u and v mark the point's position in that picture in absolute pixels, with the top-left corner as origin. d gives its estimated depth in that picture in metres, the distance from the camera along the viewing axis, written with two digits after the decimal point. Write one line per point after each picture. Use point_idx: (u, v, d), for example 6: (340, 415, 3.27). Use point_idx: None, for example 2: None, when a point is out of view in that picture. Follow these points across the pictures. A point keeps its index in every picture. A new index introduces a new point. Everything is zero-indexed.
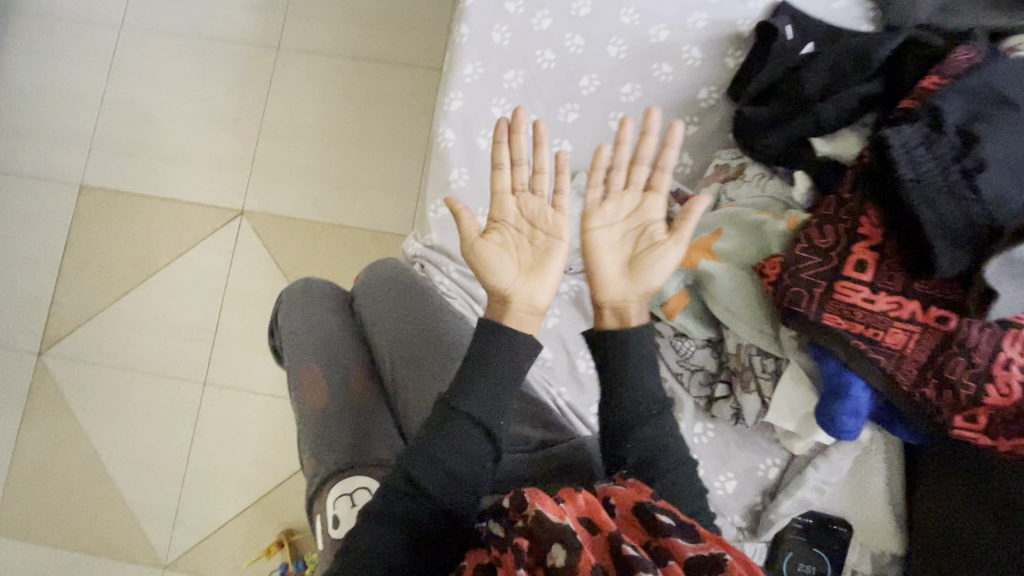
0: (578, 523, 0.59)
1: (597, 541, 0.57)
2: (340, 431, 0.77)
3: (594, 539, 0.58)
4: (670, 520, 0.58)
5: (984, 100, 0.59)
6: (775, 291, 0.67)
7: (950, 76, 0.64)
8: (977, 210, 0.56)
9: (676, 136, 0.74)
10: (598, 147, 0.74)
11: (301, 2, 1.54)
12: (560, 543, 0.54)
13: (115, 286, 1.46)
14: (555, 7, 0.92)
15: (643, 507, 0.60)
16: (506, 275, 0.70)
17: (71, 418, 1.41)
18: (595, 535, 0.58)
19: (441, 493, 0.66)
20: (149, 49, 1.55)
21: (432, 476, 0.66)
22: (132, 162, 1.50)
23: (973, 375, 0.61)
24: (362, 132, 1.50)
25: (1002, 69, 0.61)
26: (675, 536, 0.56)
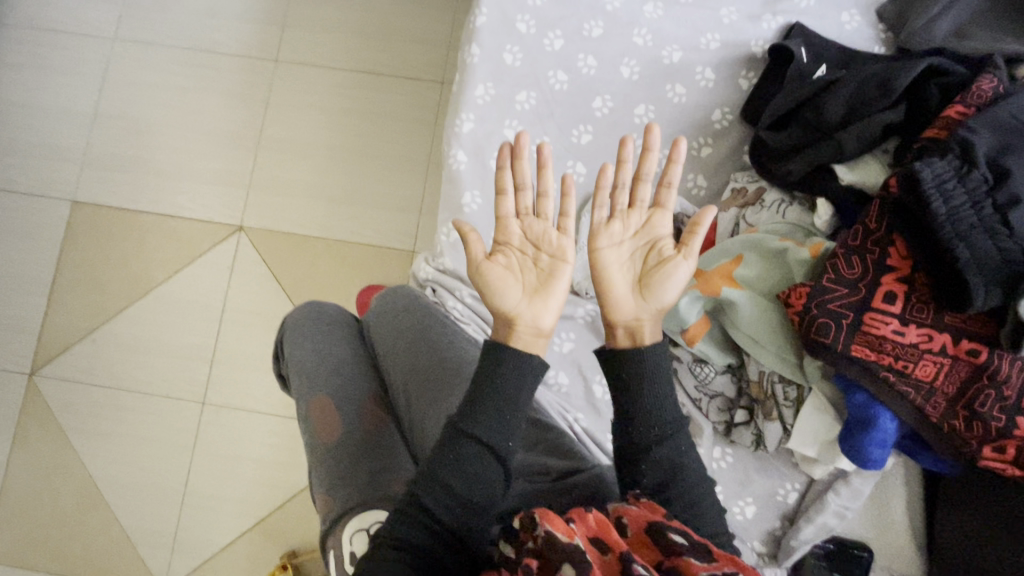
0: (588, 543, 0.57)
1: (608, 561, 0.55)
2: (354, 467, 0.76)
3: (604, 559, 0.56)
4: (682, 539, 0.57)
5: (1008, 133, 0.59)
6: (801, 321, 0.65)
7: (972, 105, 0.64)
8: (1010, 246, 0.55)
9: (680, 152, 0.70)
10: (600, 167, 0.71)
11: (299, 26, 1.61)
12: (570, 565, 0.52)
13: (108, 305, 1.52)
14: (566, 28, 0.91)
15: (656, 527, 0.58)
16: (511, 300, 0.69)
17: (96, 432, 1.47)
18: (607, 555, 0.56)
19: (451, 518, 0.63)
20: (147, 70, 1.61)
21: (442, 501, 0.63)
22: (155, 182, 1.57)
23: (1003, 408, 0.59)
24: (374, 148, 1.55)
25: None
26: (687, 555, 0.54)
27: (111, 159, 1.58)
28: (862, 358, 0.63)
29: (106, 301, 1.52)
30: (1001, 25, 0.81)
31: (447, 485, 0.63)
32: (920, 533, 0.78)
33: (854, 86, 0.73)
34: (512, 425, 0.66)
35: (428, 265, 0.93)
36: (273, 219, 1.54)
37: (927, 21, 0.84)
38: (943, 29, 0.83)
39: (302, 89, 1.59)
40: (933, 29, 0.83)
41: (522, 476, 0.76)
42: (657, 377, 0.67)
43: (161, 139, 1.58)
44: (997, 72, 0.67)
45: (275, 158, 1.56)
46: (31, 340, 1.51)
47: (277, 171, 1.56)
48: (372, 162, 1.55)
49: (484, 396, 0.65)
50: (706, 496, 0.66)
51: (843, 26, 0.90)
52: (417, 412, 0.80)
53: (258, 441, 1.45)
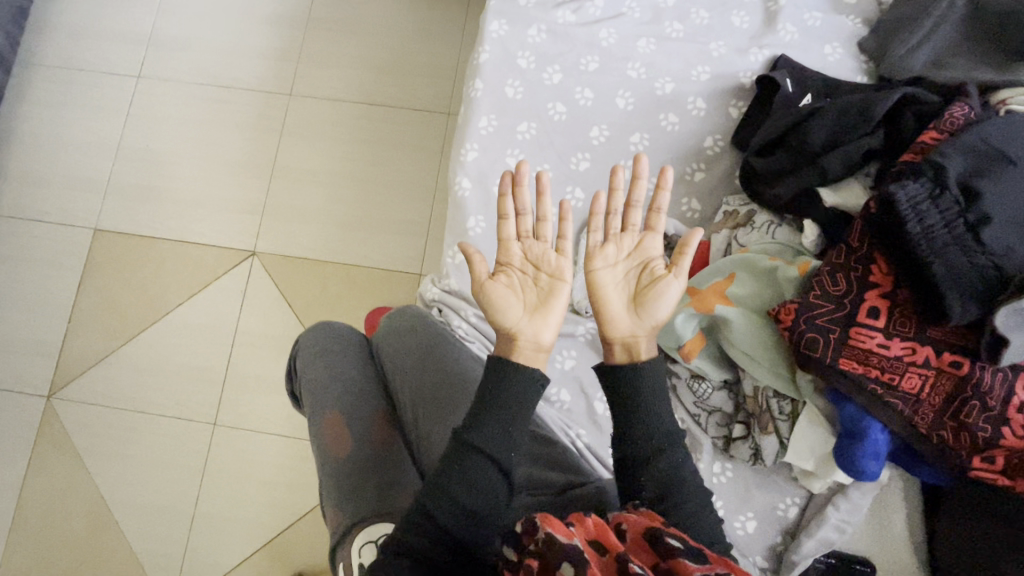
0: (587, 545, 0.59)
1: (606, 561, 0.58)
2: (362, 481, 0.79)
3: (602, 560, 0.58)
4: (677, 543, 0.59)
5: (980, 156, 0.63)
6: (790, 336, 0.68)
7: (946, 131, 0.68)
8: (984, 262, 0.58)
9: (669, 178, 0.74)
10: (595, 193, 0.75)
11: (313, 62, 1.70)
12: (569, 564, 0.55)
13: (124, 329, 1.57)
14: (564, 63, 0.97)
15: (654, 532, 0.60)
16: (513, 320, 0.72)
17: (110, 453, 1.50)
18: (605, 556, 0.58)
19: (456, 529, 0.65)
20: (169, 104, 1.70)
21: (449, 511, 0.65)
22: (173, 210, 1.63)
23: (988, 418, 0.61)
24: (383, 176, 1.62)
25: (996, 125, 0.65)
26: (682, 556, 0.57)
27: (133, 189, 1.65)
28: (850, 371, 0.66)
29: (123, 325, 1.57)
30: (976, 54, 0.85)
31: (453, 496, 0.65)
32: (921, 548, 0.79)
33: (836, 114, 0.77)
34: (515, 438, 0.69)
35: (434, 286, 0.97)
36: (286, 244, 1.60)
37: (905, 51, 0.89)
38: (921, 59, 0.88)
39: (315, 121, 1.66)
40: (912, 59, 0.88)
41: (525, 489, 0.79)
42: (655, 391, 0.70)
43: (180, 170, 1.66)
44: (970, 100, 0.72)
45: (288, 186, 1.63)
46: (50, 363, 1.56)
47: (290, 198, 1.62)
48: (381, 188, 1.61)
49: (488, 409, 0.68)
50: (705, 507, 0.68)
51: (827, 57, 0.95)
52: (424, 428, 0.83)
53: (267, 462, 1.48)
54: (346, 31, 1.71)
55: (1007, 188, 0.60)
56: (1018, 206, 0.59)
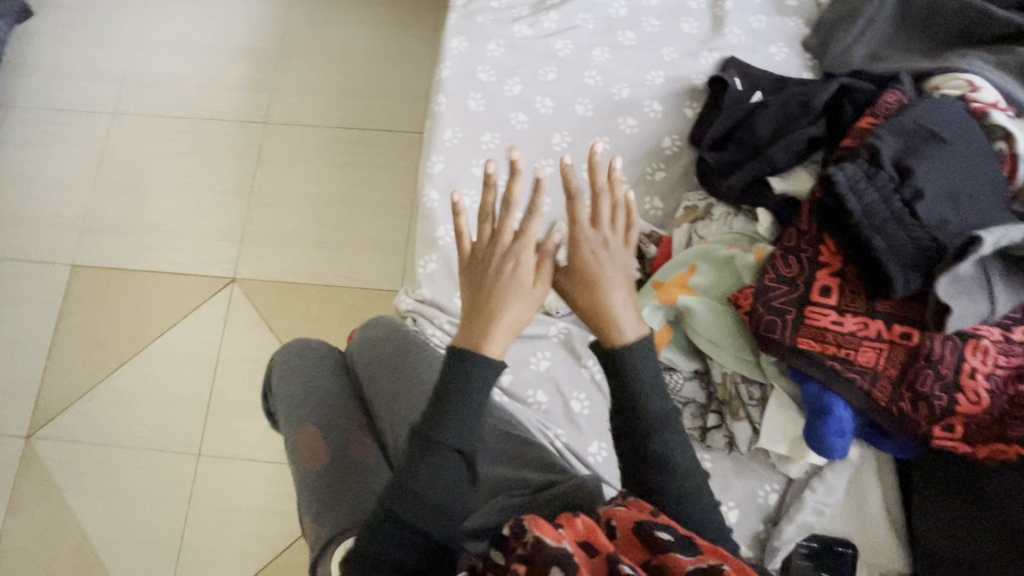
0: (577, 546, 0.60)
1: (597, 564, 0.58)
2: (337, 491, 0.79)
3: (593, 562, 0.59)
4: (669, 537, 0.60)
5: (913, 137, 0.67)
6: (750, 319, 0.70)
7: (882, 116, 0.72)
8: (922, 234, 0.62)
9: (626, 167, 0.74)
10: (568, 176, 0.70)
11: (287, 89, 1.74)
12: (560, 566, 0.55)
13: (105, 363, 1.56)
14: (523, 75, 1.01)
15: (644, 526, 0.62)
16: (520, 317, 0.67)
17: (93, 491, 1.47)
18: (595, 558, 0.59)
19: (429, 529, 0.66)
20: (144, 138, 1.72)
21: (417, 511, 0.66)
22: (152, 241, 1.64)
23: (943, 386, 0.63)
24: (359, 196, 1.64)
25: (928, 108, 0.69)
26: (674, 550, 0.58)
27: (111, 223, 1.66)
28: (808, 350, 0.68)
29: (103, 359, 1.56)
30: (909, 49, 0.91)
31: (421, 490, 0.65)
32: (901, 526, 0.79)
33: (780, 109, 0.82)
34: (476, 429, 0.67)
35: (407, 295, 0.97)
36: (267, 269, 1.60)
37: (845, 47, 0.93)
38: (861, 54, 0.92)
39: (291, 147, 1.69)
40: (851, 55, 0.92)
41: (502, 490, 0.78)
42: (627, 380, 0.69)
43: (159, 201, 1.67)
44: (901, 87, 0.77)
45: (266, 212, 1.64)
46: (29, 403, 1.54)
47: (269, 223, 1.64)
48: (359, 209, 1.63)
49: (449, 400, 0.66)
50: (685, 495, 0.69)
51: (773, 57, 0.99)
52: (401, 435, 0.83)
53: (254, 489, 1.45)
54: (319, 59, 1.76)
55: (937, 165, 0.64)
56: (946, 181, 0.64)
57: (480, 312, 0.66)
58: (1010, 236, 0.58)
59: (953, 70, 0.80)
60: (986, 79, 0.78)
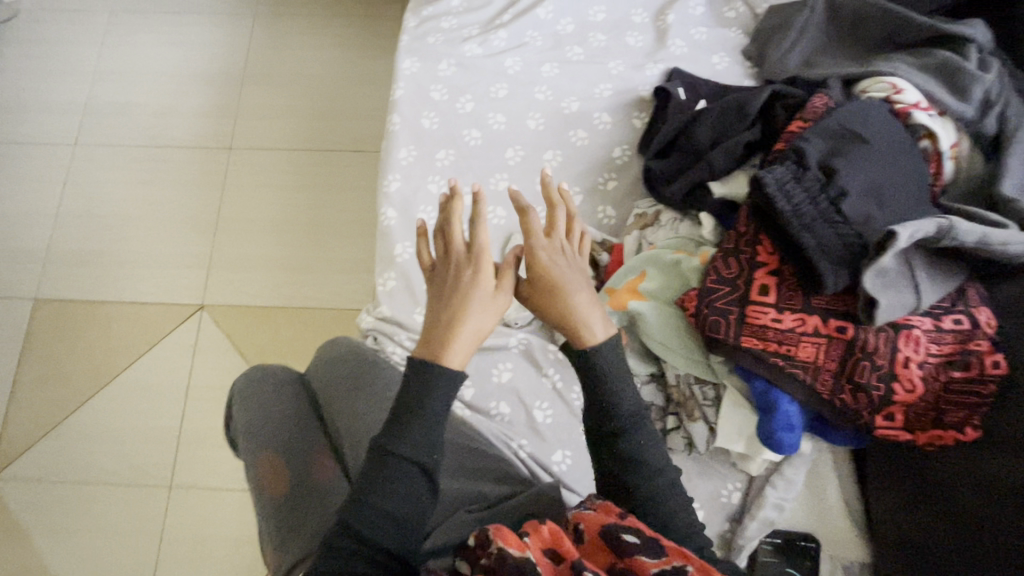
0: (542, 555, 0.60)
1: (562, 571, 0.59)
2: (294, 515, 0.79)
3: (558, 569, 0.59)
4: (634, 540, 0.61)
5: (837, 139, 0.71)
6: (696, 320, 0.74)
7: (812, 120, 0.76)
8: (847, 231, 0.66)
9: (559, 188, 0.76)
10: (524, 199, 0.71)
11: (251, 113, 1.74)
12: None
13: (72, 397, 1.53)
14: (475, 92, 1.03)
15: (610, 530, 0.62)
16: (481, 326, 0.68)
17: (59, 530, 1.43)
18: (560, 565, 0.59)
19: (387, 542, 0.65)
20: (107, 168, 1.71)
21: (375, 524, 0.65)
22: (117, 271, 1.62)
23: (880, 376, 0.67)
24: (326, 217, 1.64)
25: (852, 111, 0.73)
26: (639, 554, 0.59)
27: (74, 255, 1.63)
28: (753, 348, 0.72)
29: (70, 394, 1.54)
30: (841, 54, 0.95)
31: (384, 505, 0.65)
32: (858, 516, 0.81)
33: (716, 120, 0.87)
34: (438, 443, 0.69)
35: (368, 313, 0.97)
36: (235, 294, 1.59)
37: (781, 55, 0.97)
38: (796, 60, 0.96)
39: (256, 171, 1.69)
40: (787, 61, 0.96)
41: (461, 505, 0.80)
42: (600, 381, 0.70)
43: (122, 230, 1.65)
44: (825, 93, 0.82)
45: (233, 237, 1.64)
46: None
47: (236, 248, 1.63)
48: (326, 230, 1.63)
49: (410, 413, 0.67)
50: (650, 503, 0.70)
51: (716, 66, 1.03)
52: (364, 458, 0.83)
53: (228, 519, 1.43)
54: (282, 82, 1.77)
55: (859, 165, 0.68)
56: (868, 179, 0.68)
57: (444, 323, 0.68)
58: (922, 230, 0.64)
59: (877, 73, 0.85)
60: (908, 79, 0.82)
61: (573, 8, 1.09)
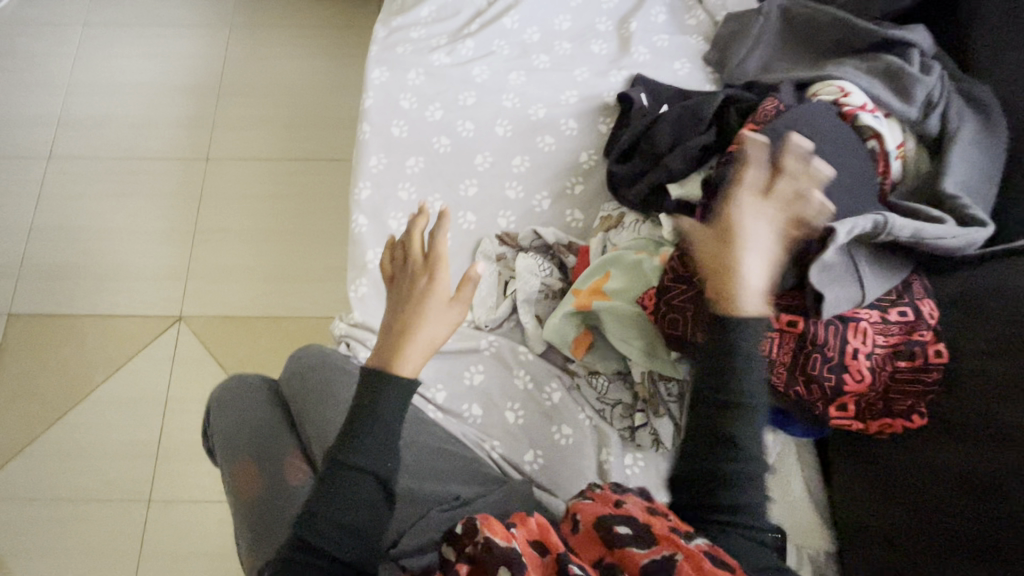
0: (528, 546, 0.66)
1: (546, 562, 0.64)
2: (267, 519, 0.80)
3: (542, 560, 0.65)
4: (627, 531, 0.65)
5: (786, 141, 0.75)
6: (657, 318, 0.78)
7: (762, 123, 0.80)
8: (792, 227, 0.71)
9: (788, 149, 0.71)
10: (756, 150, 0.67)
11: (227, 124, 1.75)
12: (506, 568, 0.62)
13: (47, 413, 1.52)
14: (444, 100, 1.05)
15: (603, 522, 0.67)
16: (436, 335, 0.70)
17: (35, 548, 1.41)
18: (545, 557, 0.65)
19: (341, 550, 0.67)
20: (81, 181, 1.70)
21: (329, 534, 0.66)
22: (93, 284, 1.61)
23: (830, 368, 0.72)
24: (303, 226, 1.65)
25: (798, 114, 0.77)
26: (628, 545, 0.64)
27: (49, 270, 1.62)
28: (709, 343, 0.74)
29: (45, 409, 1.52)
30: (794, 61, 0.99)
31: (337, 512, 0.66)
32: (821, 505, 0.84)
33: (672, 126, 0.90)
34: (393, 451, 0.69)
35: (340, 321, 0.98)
36: (213, 305, 1.59)
37: (738, 62, 1.01)
38: (752, 67, 1.00)
39: (233, 182, 1.70)
40: (744, 68, 1.00)
41: (433, 507, 0.80)
42: (721, 360, 0.65)
43: (98, 244, 1.65)
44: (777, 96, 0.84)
45: (211, 248, 1.64)
46: None
47: (214, 259, 1.63)
48: (305, 239, 1.64)
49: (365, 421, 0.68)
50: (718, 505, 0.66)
51: (677, 72, 1.06)
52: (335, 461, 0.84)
53: (208, 531, 1.42)
54: (259, 93, 1.78)
55: None
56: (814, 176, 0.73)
57: (399, 331, 0.69)
58: (858, 227, 0.71)
59: (827, 79, 0.89)
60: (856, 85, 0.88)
61: (538, 17, 1.11)
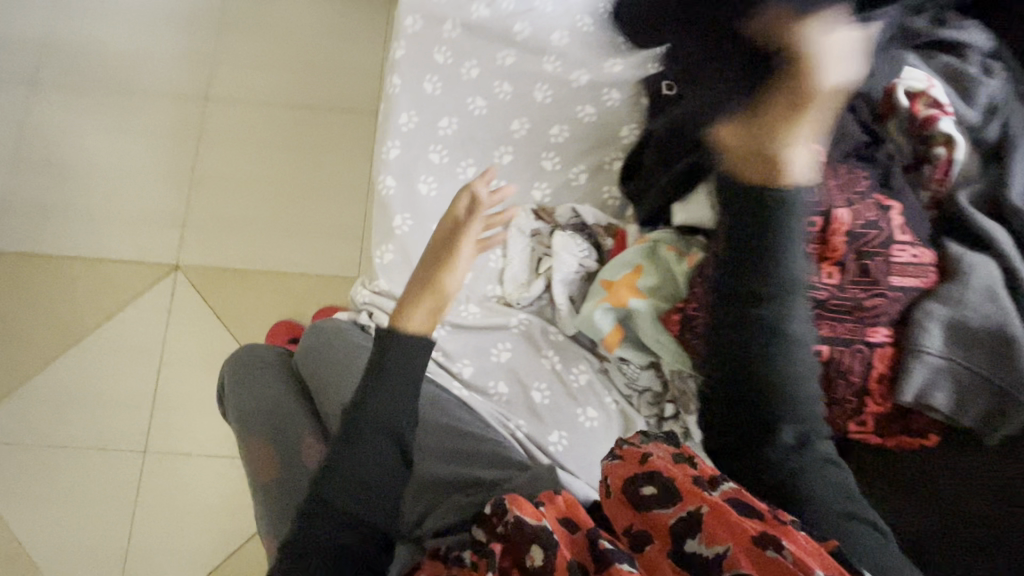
0: (556, 522, 0.65)
1: (575, 537, 0.63)
2: (284, 494, 0.79)
3: (571, 536, 0.63)
4: (652, 490, 0.66)
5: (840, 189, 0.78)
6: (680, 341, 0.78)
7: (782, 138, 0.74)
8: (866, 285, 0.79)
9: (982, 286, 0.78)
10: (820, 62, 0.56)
11: (229, 62, 1.62)
12: (539, 543, 0.61)
13: (35, 357, 1.46)
14: (481, 58, 0.98)
15: (629, 482, 0.67)
16: (449, 284, 0.76)
17: (26, 493, 1.39)
18: (571, 531, 0.64)
19: (362, 512, 0.69)
20: (68, 112, 1.57)
21: (341, 492, 0.68)
22: (82, 226, 1.52)
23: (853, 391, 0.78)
24: (310, 179, 1.57)
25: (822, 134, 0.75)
26: (655, 509, 0.65)
27: (35, 209, 1.52)
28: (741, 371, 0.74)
29: (33, 354, 1.46)
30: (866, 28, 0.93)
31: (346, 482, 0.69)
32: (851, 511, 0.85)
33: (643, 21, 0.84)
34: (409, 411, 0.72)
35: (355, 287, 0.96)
36: (212, 257, 1.53)
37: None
38: None
39: (234, 127, 1.59)
40: None
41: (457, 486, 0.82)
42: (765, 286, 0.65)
43: (87, 182, 1.54)
44: None
45: (210, 195, 1.56)
46: None
47: (214, 207, 1.55)
48: (312, 193, 1.57)
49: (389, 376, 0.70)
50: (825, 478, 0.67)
51: None
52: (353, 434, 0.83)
53: (206, 486, 1.42)
54: (265, 29, 1.65)
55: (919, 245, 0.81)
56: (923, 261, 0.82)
57: (423, 283, 0.76)
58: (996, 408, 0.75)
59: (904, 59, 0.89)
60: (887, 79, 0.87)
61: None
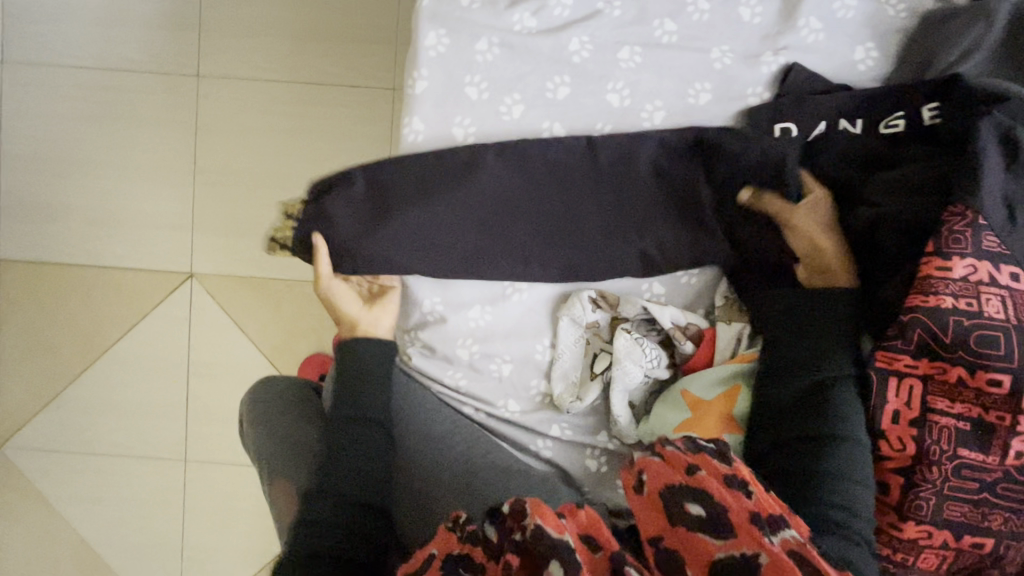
0: (577, 537, 0.59)
1: (599, 558, 0.57)
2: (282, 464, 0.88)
3: (594, 557, 0.57)
4: (700, 512, 0.57)
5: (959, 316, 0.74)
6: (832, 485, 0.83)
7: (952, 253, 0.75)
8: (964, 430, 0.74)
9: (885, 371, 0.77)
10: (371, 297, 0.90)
11: (218, 28, 1.38)
12: (558, 563, 0.53)
13: (63, 368, 1.43)
14: (525, 91, 0.90)
15: (671, 490, 0.59)
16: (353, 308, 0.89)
17: (83, 496, 1.45)
18: (596, 552, 0.57)
19: (356, 495, 0.76)
20: (48, 96, 1.39)
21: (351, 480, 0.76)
22: (87, 231, 1.41)
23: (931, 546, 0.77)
24: (322, 171, 1.40)
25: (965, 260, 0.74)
26: (702, 533, 0.56)
27: (35, 208, 1.41)
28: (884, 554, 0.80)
29: (60, 365, 1.43)
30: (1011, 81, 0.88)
31: (363, 447, 0.80)
32: None
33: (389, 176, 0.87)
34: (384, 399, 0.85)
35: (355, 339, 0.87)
36: (225, 261, 1.42)
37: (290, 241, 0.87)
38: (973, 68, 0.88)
39: (234, 112, 1.39)
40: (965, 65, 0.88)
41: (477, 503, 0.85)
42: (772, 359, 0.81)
43: (81, 179, 1.40)
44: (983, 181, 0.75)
45: (216, 191, 1.41)
46: None
47: (219, 205, 1.41)
48: None
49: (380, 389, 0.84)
50: (862, 468, 0.73)
51: (854, 65, 0.92)
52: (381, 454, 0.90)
53: (249, 490, 1.45)
54: None
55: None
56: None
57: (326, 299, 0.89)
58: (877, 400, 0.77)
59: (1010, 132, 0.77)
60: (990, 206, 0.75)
61: None
